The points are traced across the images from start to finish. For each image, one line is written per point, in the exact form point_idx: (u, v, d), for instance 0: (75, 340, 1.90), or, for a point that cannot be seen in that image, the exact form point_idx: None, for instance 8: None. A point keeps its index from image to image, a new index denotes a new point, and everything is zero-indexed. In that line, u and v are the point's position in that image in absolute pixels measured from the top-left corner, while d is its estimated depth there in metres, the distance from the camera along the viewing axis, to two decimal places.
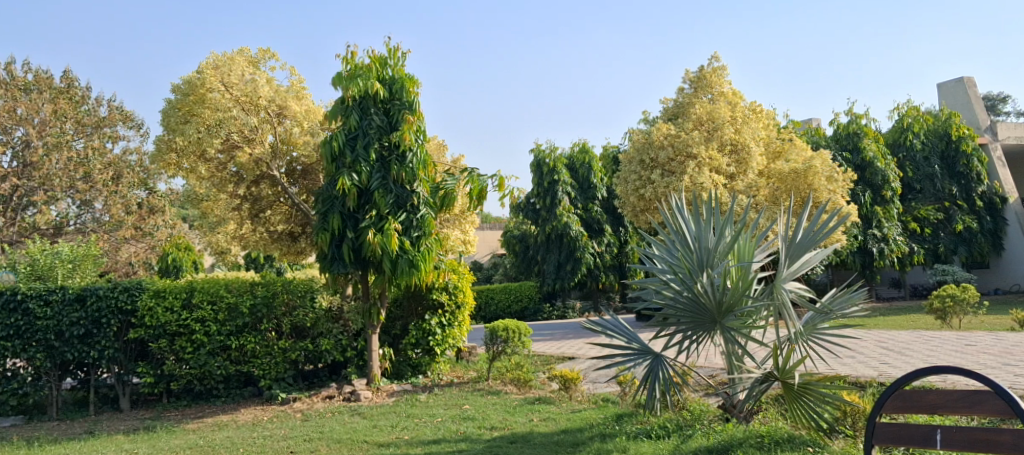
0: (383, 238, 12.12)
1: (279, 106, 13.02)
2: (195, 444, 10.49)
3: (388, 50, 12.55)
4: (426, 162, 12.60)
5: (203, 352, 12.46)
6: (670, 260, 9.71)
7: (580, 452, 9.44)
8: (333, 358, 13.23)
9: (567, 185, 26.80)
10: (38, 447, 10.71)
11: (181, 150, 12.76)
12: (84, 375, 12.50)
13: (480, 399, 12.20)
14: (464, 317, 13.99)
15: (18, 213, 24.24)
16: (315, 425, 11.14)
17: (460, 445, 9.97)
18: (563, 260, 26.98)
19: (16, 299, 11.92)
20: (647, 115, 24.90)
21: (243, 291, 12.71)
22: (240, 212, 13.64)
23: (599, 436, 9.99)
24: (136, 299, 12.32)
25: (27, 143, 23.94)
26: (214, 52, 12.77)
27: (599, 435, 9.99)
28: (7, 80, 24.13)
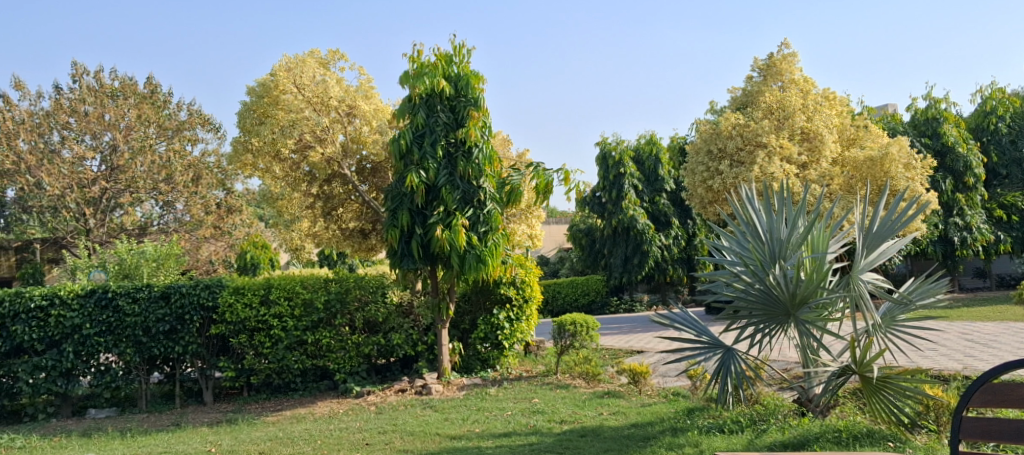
0: (451, 234, 12.29)
1: (349, 105, 13.31)
2: (275, 436, 10.82)
3: (453, 47, 12.70)
4: (492, 157, 12.75)
5: (281, 346, 12.84)
6: (741, 251, 9.69)
7: (652, 446, 9.52)
8: (405, 352, 13.47)
9: (634, 178, 26.75)
10: (130, 437, 11.20)
11: (258, 151, 13.16)
12: (170, 370, 12.99)
13: (549, 393, 12.35)
14: (531, 311, 14.12)
15: (107, 214, 25.23)
16: (388, 417, 11.41)
17: (530, 438, 10.13)
18: (630, 253, 26.96)
19: (107, 296, 12.35)
20: (714, 105, 24.72)
21: (317, 287, 13.06)
22: (314, 210, 14.04)
23: (670, 430, 10.06)
24: (217, 296, 12.70)
25: (114, 147, 24.84)
26: (286, 54, 13.14)
27: (670, 429, 10.06)
28: (96, 88, 25.36)
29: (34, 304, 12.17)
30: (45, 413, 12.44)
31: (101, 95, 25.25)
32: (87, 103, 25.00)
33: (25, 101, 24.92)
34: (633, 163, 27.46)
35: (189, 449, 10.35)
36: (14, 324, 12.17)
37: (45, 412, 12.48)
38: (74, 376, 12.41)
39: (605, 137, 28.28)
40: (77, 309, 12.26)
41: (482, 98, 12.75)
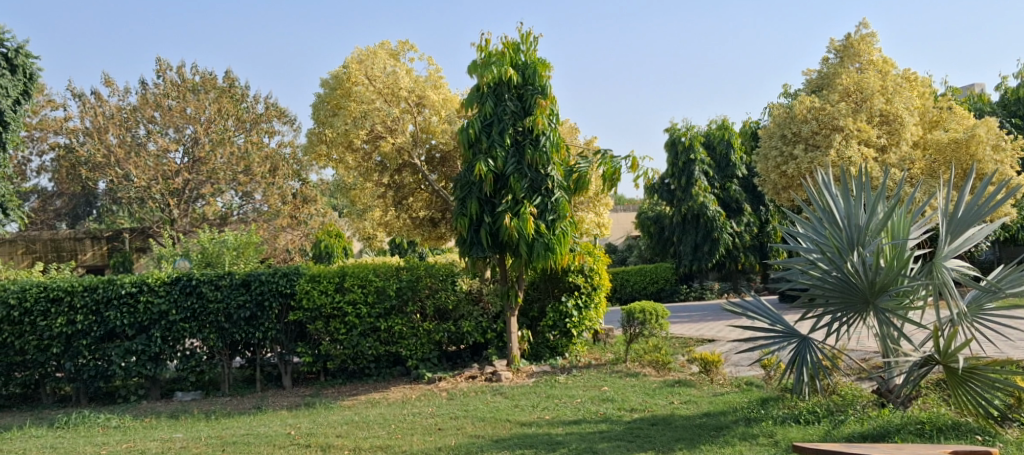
0: (519, 222, 12.23)
1: (418, 96, 13.49)
2: (351, 420, 11.04)
3: (520, 35, 12.69)
4: (560, 145, 12.69)
5: (356, 333, 13.08)
6: (817, 238, 9.64)
7: (725, 437, 9.49)
8: (475, 340, 13.63)
9: (704, 164, 26.50)
10: (214, 419, 11.57)
11: (331, 141, 13.41)
12: (251, 355, 13.34)
13: (619, 381, 12.34)
14: (599, 299, 14.05)
15: (190, 205, 26.29)
16: (460, 403, 11.54)
17: (600, 426, 10.17)
18: (700, 241, 26.71)
19: (191, 283, 12.74)
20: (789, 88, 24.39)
21: (389, 275, 13.27)
22: (386, 200, 14.23)
23: (743, 420, 10.01)
24: (295, 283, 12.98)
25: (195, 139, 25.86)
26: (358, 47, 13.46)
27: (744, 419, 10.01)
28: (178, 82, 26.13)
29: (125, 291, 12.58)
30: (136, 395, 12.95)
31: (183, 90, 26.06)
32: (171, 97, 25.81)
33: (112, 97, 25.85)
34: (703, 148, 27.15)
35: (269, 432, 10.64)
36: (106, 310, 12.58)
37: (136, 394, 12.98)
38: (161, 360, 12.83)
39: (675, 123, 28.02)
40: (163, 296, 12.66)
41: (550, 85, 12.69)
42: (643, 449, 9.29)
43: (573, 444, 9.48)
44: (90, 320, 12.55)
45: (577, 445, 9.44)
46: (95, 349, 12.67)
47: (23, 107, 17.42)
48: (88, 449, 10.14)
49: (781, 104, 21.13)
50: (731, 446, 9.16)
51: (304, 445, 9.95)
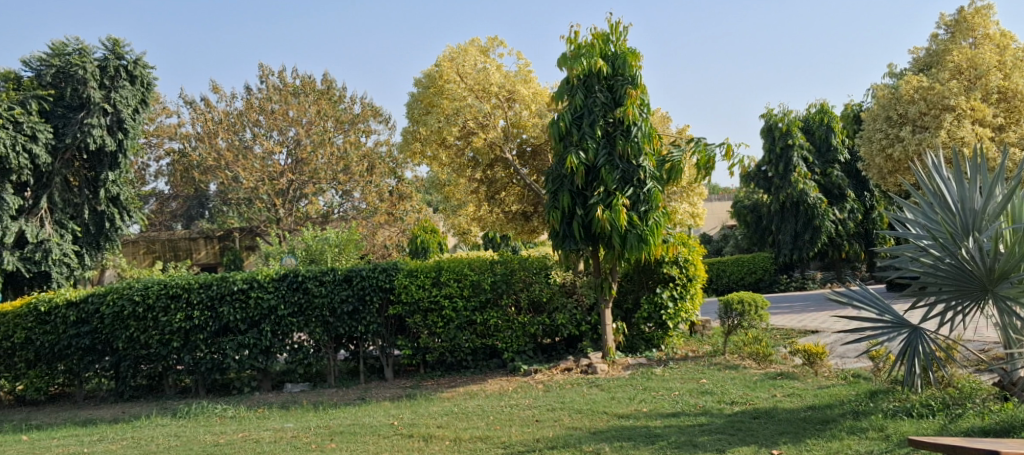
0: (611, 214, 12.33)
1: (509, 91, 13.71)
2: (451, 411, 11.36)
3: (610, 26, 12.76)
4: (652, 135, 12.72)
5: (453, 326, 13.40)
6: (927, 224, 9.50)
7: (830, 431, 9.46)
8: (569, 332, 13.76)
9: (804, 149, 26.09)
10: (322, 410, 12.07)
11: (425, 139, 13.76)
12: (355, 347, 13.76)
13: (718, 374, 12.32)
14: (696, 290, 13.96)
15: (294, 204, 27.48)
16: (556, 395, 11.73)
17: (700, 419, 10.21)
18: (801, 229, 26.29)
19: (297, 279, 13.25)
20: (894, 67, 23.92)
21: (484, 269, 13.50)
22: (478, 195, 14.61)
23: (851, 413, 9.94)
24: (394, 278, 13.37)
25: (298, 141, 26.87)
26: (449, 45, 13.75)
27: (851, 413, 9.94)
28: (280, 86, 27.16)
29: (237, 287, 13.17)
30: (249, 387, 13.57)
31: (285, 93, 27.10)
32: (274, 101, 26.90)
33: (220, 101, 26.98)
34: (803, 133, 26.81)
35: (374, 422, 11.05)
36: (220, 306, 13.22)
37: (249, 386, 13.61)
38: (272, 353, 13.43)
39: (772, 108, 27.58)
40: (273, 291, 13.21)
41: (640, 75, 12.72)
42: (745, 443, 9.34)
43: (673, 437, 9.59)
44: (206, 316, 13.20)
45: (676, 438, 9.54)
46: (211, 343, 13.32)
47: (142, 114, 19.82)
48: (208, 437, 10.74)
49: (885, 85, 20.70)
50: (838, 440, 9.18)
51: (406, 435, 10.34)
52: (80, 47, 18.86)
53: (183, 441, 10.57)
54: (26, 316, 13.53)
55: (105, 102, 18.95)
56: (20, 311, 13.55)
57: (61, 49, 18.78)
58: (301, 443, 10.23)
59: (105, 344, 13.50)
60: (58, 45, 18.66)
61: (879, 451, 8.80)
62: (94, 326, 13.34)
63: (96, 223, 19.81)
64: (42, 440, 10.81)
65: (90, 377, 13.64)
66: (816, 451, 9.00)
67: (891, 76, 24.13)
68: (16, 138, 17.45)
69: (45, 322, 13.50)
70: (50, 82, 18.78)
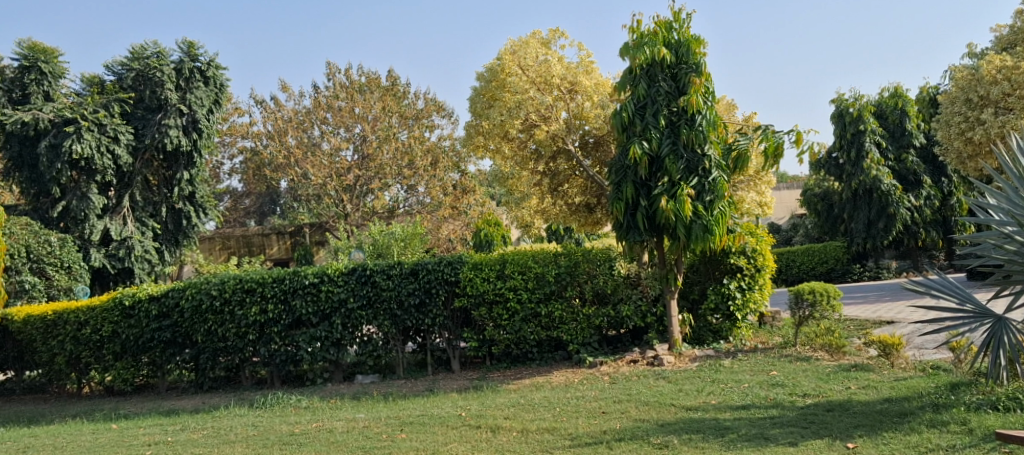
0: (676, 204, 12.36)
1: (571, 82, 13.82)
2: (517, 403, 11.51)
3: (672, 13, 12.76)
4: (717, 123, 12.60)
5: (518, 318, 13.51)
6: (1012, 209, 9.22)
7: (907, 425, 9.37)
8: (634, 324, 13.74)
9: (875, 134, 25.62)
10: (392, 401, 12.33)
11: (487, 133, 14.09)
12: (422, 340, 14.00)
13: (789, 366, 12.19)
14: (764, 280, 13.78)
15: (360, 200, 27.93)
16: (623, 387, 11.80)
17: (771, 411, 10.19)
18: (874, 217, 25.86)
19: (365, 273, 13.53)
20: (974, 47, 23.31)
21: (548, 261, 13.56)
22: (541, 187, 14.69)
23: (930, 406, 9.82)
24: (459, 271, 13.55)
25: (364, 137, 27.48)
26: (511, 38, 13.97)
27: (930, 406, 9.82)
28: (346, 83, 27.63)
29: (308, 281, 13.51)
30: (322, 378, 13.92)
31: (351, 91, 27.60)
32: (341, 99, 27.45)
33: (288, 100, 27.58)
34: (875, 118, 26.38)
35: (442, 413, 11.28)
36: (292, 299, 13.55)
37: (322, 377, 13.96)
38: (342, 345, 13.74)
39: (842, 93, 27.15)
40: (342, 285, 13.50)
41: (705, 62, 12.65)
42: (817, 436, 9.32)
43: (743, 429, 9.60)
44: (279, 309, 13.56)
45: (747, 431, 9.55)
46: (285, 335, 13.71)
47: (216, 114, 20.36)
48: (283, 427, 11.06)
49: (964, 66, 20.21)
50: (917, 434, 9.11)
51: (475, 426, 10.52)
52: (158, 51, 19.57)
53: (260, 430, 10.92)
54: (112, 310, 14.07)
55: (181, 103, 19.53)
56: (106, 306, 14.10)
57: (140, 53, 19.62)
58: (372, 433, 10.49)
59: (185, 337, 13.97)
60: (137, 48, 19.50)
61: (962, 445, 8.73)
62: (174, 320, 13.84)
63: (174, 221, 20.60)
64: (129, 429, 11.28)
65: (172, 369, 14.17)
66: (895, 444, 8.96)
67: (971, 56, 23.61)
68: (100, 140, 18.63)
69: (129, 316, 14.04)
70: (130, 85, 19.58)
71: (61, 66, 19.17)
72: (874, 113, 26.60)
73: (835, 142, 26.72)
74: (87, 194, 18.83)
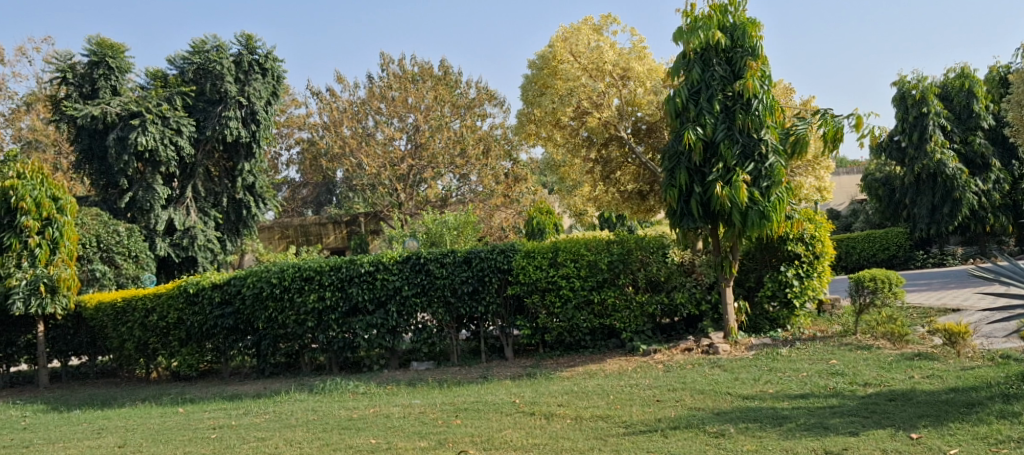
0: (731, 190, 12.30)
1: (623, 68, 13.83)
2: (571, 390, 11.61)
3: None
4: (774, 107, 12.54)
5: (571, 306, 13.57)
6: None
7: (973, 415, 9.27)
8: (689, 312, 13.70)
9: (940, 117, 25.14)
10: (447, 387, 12.52)
11: (539, 121, 14.20)
12: (475, 328, 14.14)
13: (849, 354, 12.07)
14: (823, 268, 13.66)
15: (414, 189, 28.24)
16: (677, 375, 11.83)
17: (831, 401, 10.15)
18: (938, 203, 25.45)
19: (419, 261, 13.72)
20: None
21: (600, 249, 13.59)
22: (594, 175, 14.72)
23: (999, 396, 9.69)
24: (512, 259, 13.65)
25: (416, 127, 27.72)
26: (562, 26, 13.99)
27: (999, 396, 9.69)
28: (399, 74, 27.95)
29: (365, 269, 13.75)
30: (378, 364, 14.20)
31: (404, 81, 27.89)
32: (393, 89, 27.87)
33: (344, 91, 27.94)
34: (940, 100, 25.78)
35: (496, 399, 11.42)
36: (349, 287, 13.80)
37: (378, 364, 14.22)
38: (398, 332, 13.99)
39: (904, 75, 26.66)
40: (397, 273, 13.72)
41: (761, 46, 12.61)
42: (878, 426, 9.27)
43: (801, 419, 9.59)
44: (337, 296, 13.82)
45: (806, 420, 9.53)
46: (342, 323, 13.95)
47: (273, 106, 20.69)
48: (342, 412, 11.31)
49: None
50: (986, 425, 9.02)
51: (528, 413, 10.65)
52: (218, 44, 19.89)
53: (320, 415, 11.17)
54: (177, 297, 14.49)
55: (240, 95, 19.89)
56: (172, 293, 14.51)
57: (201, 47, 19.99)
58: (428, 419, 10.67)
59: (247, 324, 14.33)
60: (197, 43, 19.84)
61: None
62: (237, 307, 14.19)
63: (235, 211, 21.04)
64: (195, 413, 11.63)
65: (235, 355, 14.56)
66: (961, 435, 8.88)
67: None
68: (164, 132, 19.16)
69: (193, 303, 14.42)
70: (192, 78, 20.04)
71: (127, 62, 19.67)
72: (940, 95, 26.02)
73: (897, 125, 26.16)
74: (153, 185, 19.29)
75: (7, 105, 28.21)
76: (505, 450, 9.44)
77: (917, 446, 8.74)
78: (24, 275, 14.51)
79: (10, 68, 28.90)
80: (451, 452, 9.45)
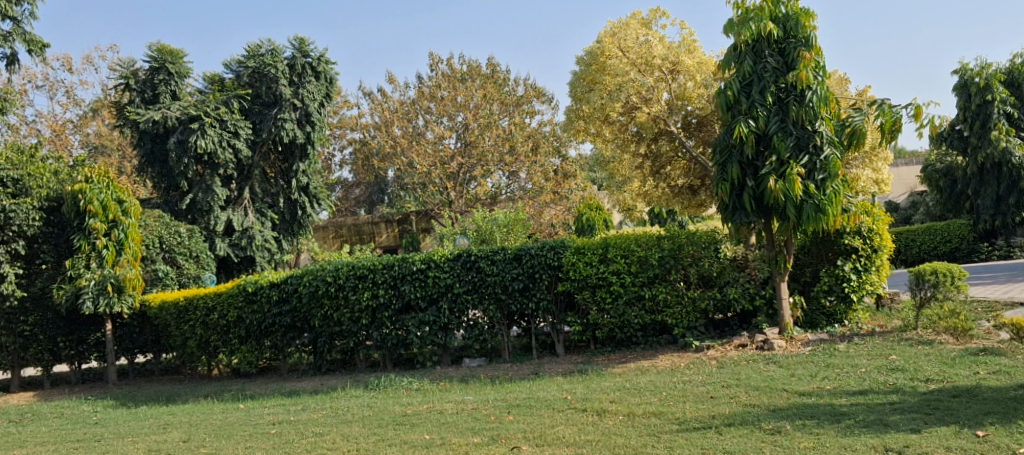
0: (785, 184, 12.20)
1: (672, 62, 13.84)
2: (623, 387, 11.66)
3: None
4: (828, 99, 12.44)
5: (621, 302, 13.61)
6: None
7: None
8: (742, 307, 13.60)
9: (1005, 104, 24.69)
10: (499, 384, 12.65)
11: (588, 117, 14.23)
12: (526, 324, 14.26)
13: (910, 350, 11.92)
14: (882, 261, 13.49)
15: (464, 187, 28.49)
16: (731, 372, 11.80)
17: (891, 397, 10.06)
18: (1004, 193, 24.89)
19: (470, 258, 13.84)
20: None
21: (651, 245, 13.59)
22: (643, 171, 14.66)
23: None
24: (562, 255, 13.71)
25: (466, 126, 27.94)
26: (611, 20, 14.06)
27: None
28: (449, 73, 28.21)
29: (417, 267, 13.93)
30: (431, 361, 14.37)
31: (453, 80, 28.13)
32: (442, 88, 28.07)
33: (395, 91, 28.26)
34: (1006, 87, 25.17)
35: (548, 396, 11.50)
36: (402, 284, 14.00)
37: (431, 361, 14.42)
38: (450, 330, 14.17)
39: (967, 62, 26.13)
40: (448, 271, 13.86)
41: (814, 36, 12.49)
42: (940, 422, 9.19)
43: (860, 415, 9.53)
44: (390, 294, 14.02)
45: (865, 417, 9.47)
46: (396, 320, 14.16)
47: (326, 107, 21.05)
48: (397, 408, 11.49)
49: None
50: None
51: (581, 409, 10.72)
52: (272, 48, 20.26)
53: (376, 411, 11.37)
54: (237, 296, 14.86)
55: (295, 97, 20.25)
56: (231, 292, 14.89)
57: (255, 51, 20.37)
58: (481, 415, 10.80)
59: (304, 322, 14.61)
60: (252, 47, 20.24)
61: None
62: (293, 305, 14.47)
63: (290, 211, 21.39)
64: (256, 409, 11.91)
65: (292, 352, 14.83)
66: None
67: None
68: (222, 135, 19.55)
69: (252, 301, 14.76)
70: (248, 82, 20.43)
71: (186, 66, 20.19)
72: (1006, 81, 25.40)
73: (959, 114, 25.86)
74: (212, 187, 19.74)
75: (73, 111, 29.07)
76: (558, 446, 9.53)
77: (983, 444, 8.64)
78: (93, 276, 14.91)
79: (75, 75, 29.77)
80: (504, 447, 9.57)
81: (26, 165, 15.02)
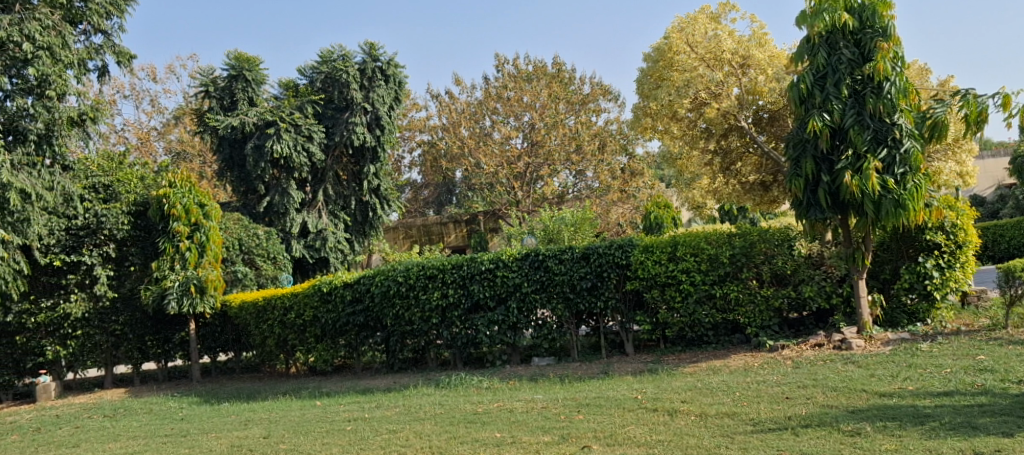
0: (861, 179, 11.92)
1: (743, 56, 13.61)
2: (695, 386, 11.50)
3: None
4: (907, 90, 12.06)
5: (692, 300, 13.43)
6: None
7: None
8: (818, 306, 13.29)
9: None
10: (569, 383, 12.60)
11: (655, 114, 14.10)
12: (595, 323, 14.15)
13: (998, 349, 11.54)
14: (967, 257, 13.04)
15: (531, 186, 28.42)
16: (808, 372, 11.55)
17: (979, 399, 9.74)
18: None
19: (537, 257, 13.79)
20: None
21: (721, 243, 13.35)
22: (713, 167, 14.47)
23: None
24: (630, 254, 13.55)
25: (532, 125, 27.93)
26: (678, 16, 13.92)
27: None
28: (514, 72, 28.30)
29: (485, 267, 13.94)
30: (501, 360, 14.41)
31: (519, 80, 28.25)
32: (509, 89, 28.17)
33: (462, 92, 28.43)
34: None
35: (619, 395, 11.42)
36: (471, 284, 14.04)
37: (500, 360, 14.46)
38: (519, 329, 14.16)
39: None
40: (517, 270, 13.84)
41: (892, 26, 12.16)
42: None
43: (946, 417, 9.25)
44: (459, 293, 14.08)
45: (951, 419, 9.19)
46: (466, 319, 14.23)
47: (395, 110, 21.27)
48: (468, 406, 11.52)
49: None
50: None
51: (652, 409, 10.62)
52: (343, 54, 20.54)
53: (447, 409, 11.41)
54: (312, 296, 15.05)
55: (365, 101, 20.49)
56: (307, 292, 15.09)
57: (328, 56, 20.68)
58: (551, 414, 10.76)
59: (376, 321, 14.76)
60: (324, 53, 20.56)
61: None
62: (366, 305, 14.64)
63: (362, 212, 21.70)
64: (331, 406, 12.06)
65: (366, 351, 15.03)
66: None
67: None
68: (297, 139, 19.92)
69: (327, 301, 14.95)
70: (320, 86, 20.74)
71: (262, 73, 20.48)
72: None
73: None
74: (288, 190, 20.06)
75: (156, 118, 29.95)
76: (629, 446, 9.43)
77: None
78: (178, 277, 15.23)
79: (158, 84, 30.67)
80: (574, 447, 9.51)
81: (116, 171, 15.76)
